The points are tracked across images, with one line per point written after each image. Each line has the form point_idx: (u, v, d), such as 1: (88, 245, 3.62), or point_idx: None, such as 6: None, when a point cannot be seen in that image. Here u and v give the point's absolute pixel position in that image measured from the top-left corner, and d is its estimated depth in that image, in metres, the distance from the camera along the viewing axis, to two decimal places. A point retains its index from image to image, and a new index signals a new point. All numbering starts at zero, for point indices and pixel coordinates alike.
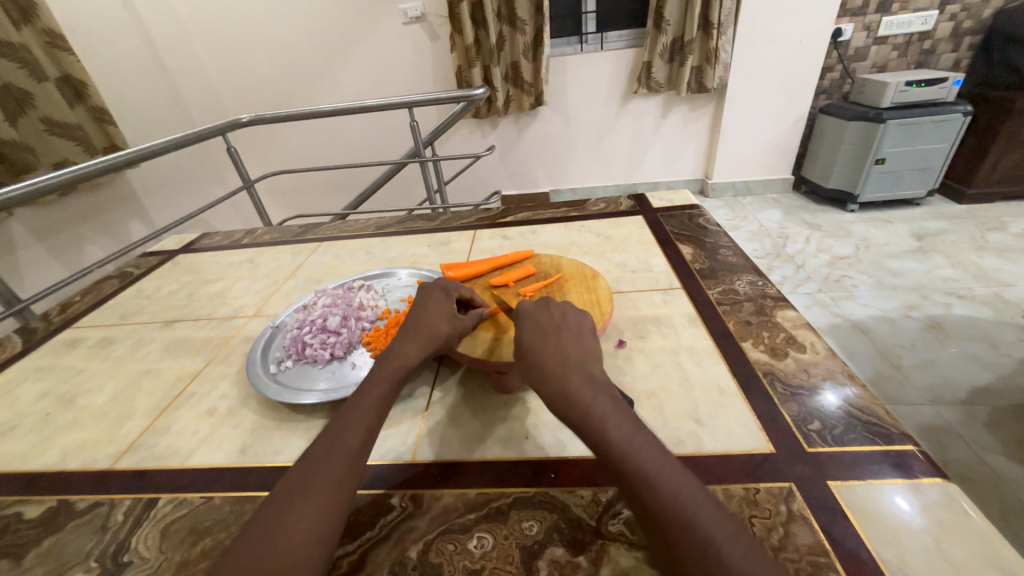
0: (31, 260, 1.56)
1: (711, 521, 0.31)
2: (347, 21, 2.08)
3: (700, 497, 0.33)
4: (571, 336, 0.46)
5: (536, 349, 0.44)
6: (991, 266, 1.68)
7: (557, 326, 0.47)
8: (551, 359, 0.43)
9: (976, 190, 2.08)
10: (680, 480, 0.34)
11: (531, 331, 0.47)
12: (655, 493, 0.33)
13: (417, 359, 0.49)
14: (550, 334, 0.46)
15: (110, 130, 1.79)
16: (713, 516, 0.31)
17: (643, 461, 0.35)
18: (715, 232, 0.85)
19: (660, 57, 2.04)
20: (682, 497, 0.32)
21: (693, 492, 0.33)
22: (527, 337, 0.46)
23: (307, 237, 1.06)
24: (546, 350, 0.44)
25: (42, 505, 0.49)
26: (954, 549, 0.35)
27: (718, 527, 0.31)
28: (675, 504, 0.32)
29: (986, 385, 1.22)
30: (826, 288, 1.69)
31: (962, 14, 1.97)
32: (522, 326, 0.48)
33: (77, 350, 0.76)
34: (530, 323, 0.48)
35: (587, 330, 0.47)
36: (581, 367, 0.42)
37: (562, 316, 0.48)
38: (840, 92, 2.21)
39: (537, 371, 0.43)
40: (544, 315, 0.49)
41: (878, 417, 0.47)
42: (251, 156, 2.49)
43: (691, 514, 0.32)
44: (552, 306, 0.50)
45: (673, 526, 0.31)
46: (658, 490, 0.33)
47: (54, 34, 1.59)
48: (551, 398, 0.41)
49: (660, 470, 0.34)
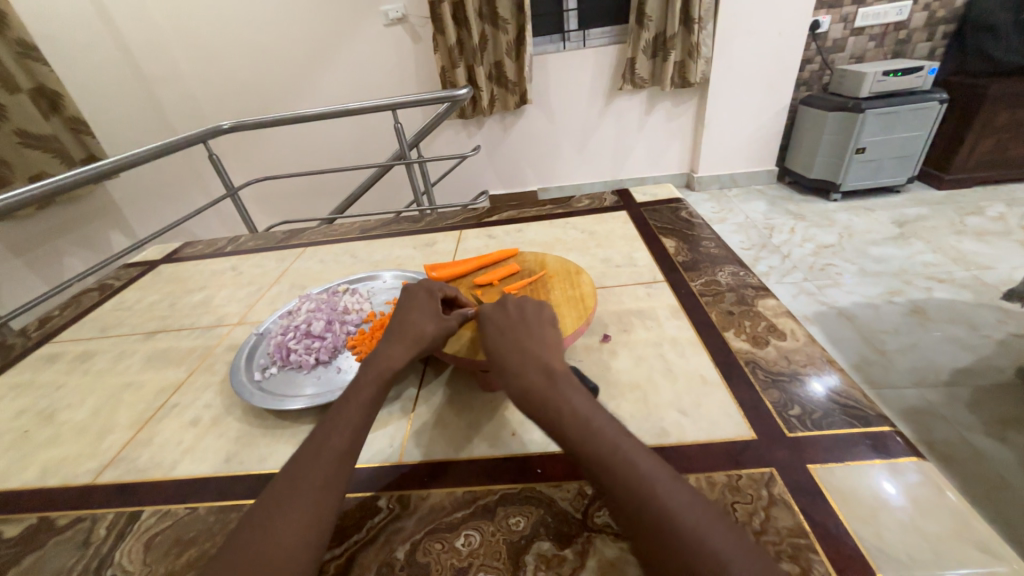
0: (9, 275, 1.53)
1: (673, 499, 0.32)
2: (327, 24, 2.06)
3: (663, 476, 0.33)
4: (530, 330, 0.47)
5: (498, 347, 0.45)
6: (970, 250, 1.72)
7: (514, 322, 0.48)
8: (516, 358, 0.43)
9: (954, 176, 2.12)
10: (643, 460, 0.34)
11: (492, 331, 0.47)
12: (617, 475, 0.33)
13: (404, 360, 0.49)
14: (508, 332, 0.47)
15: (88, 140, 1.76)
16: (680, 496, 0.32)
17: (602, 445, 0.35)
18: (698, 224, 0.86)
19: (643, 53, 2.06)
20: (644, 476, 0.33)
21: (658, 473, 0.33)
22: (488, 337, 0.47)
23: (292, 242, 1.05)
24: (506, 348, 0.45)
25: (21, 523, 0.49)
26: (930, 525, 0.36)
27: (682, 504, 0.31)
28: (637, 485, 0.32)
29: (968, 366, 1.24)
30: (811, 277, 1.71)
31: (935, 3, 2.01)
32: (483, 327, 0.49)
33: (56, 365, 0.75)
34: (490, 323, 0.49)
35: (547, 321, 0.48)
36: (539, 359, 0.43)
37: (520, 312, 0.49)
38: (819, 83, 2.24)
39: (500, 369, 0.44)
40: (502, 313, 0.49)
41: (857, 401, 0.48)
42: (235, 163, 2.46)
43: (652, 492, 0.32)
44: (510, 304, 0.51)
45: (635, 507, 0.32)
46: (618, 472, 0.33)
47: (26, 45, 1.56)
48: (513, 395, 0.41)
49: (621, 452, 0.35)
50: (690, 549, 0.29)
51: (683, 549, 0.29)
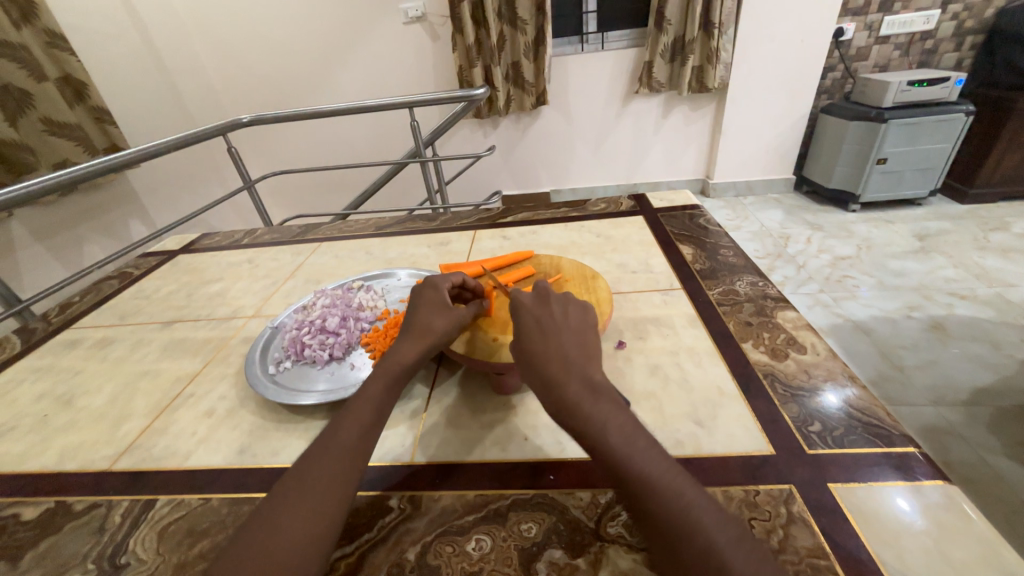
0: (32, 260, 1.57)
1: (714, 528, 0.31)
2: (347, 21, 2.08)
3: (704, 503, 0.32)
4: (571, 336, 0.45)
5: (537, 351, 0.44)
6: (994, 266, 1.67)
7: (555, 326, 0.46)
8: (553, 361, 0.43)
9: (978, 190, 2.07)
10: (685, 486, 0.34)
11: (531, 333, 0.46)
12: (658, 499, 0.33)
13: (416, 357, 0.49)
14: (547, 336, 0.45)
15: (110, 130, 1.79)
16: (718, 523, 0.31)
17: (645, 467, 0.34)
18: (716, 232, 0.85)
19: (661, 57, 2.04)
20: (686, 502, 0.32)
21: (697, 497, 0.33)
22: (526, 339, 0.45)
23: (307, 237, 1.06)
24: (546, 353, 0.44)
25: (39, 506, 0.49)
26: (956, 552, 0.35)
27: (721, 533, 0.31)
28: (668, 503, 0.32)
29: (988, 386, 1.21)
30: (827, 288, 1.68)
31: (964, 13, 1.96)
32: (522, 327, 0.47)
33: (76, 351, 0.76)
34: (529, 323, 0.47)
35: (588, 327, 0.47)
36: (581, 370, 0.42)
37: (563, 313, 0.48)
38: (841, 91, 2.20)
39: (540, 376, 0.42)
40: (544, 312, 0.48)
41: (879, 419, 0.47)
42: (252, 156, 2.49)
43: (694, 520, 0.31)
44: (553, 302, 0.49)
45: (676, 534, 0.31)
46: (661, 498, 0.33)
47: (54, 35, 1.59)
48: (551, 405, 0.40)
49: (664, 477, 0.34)
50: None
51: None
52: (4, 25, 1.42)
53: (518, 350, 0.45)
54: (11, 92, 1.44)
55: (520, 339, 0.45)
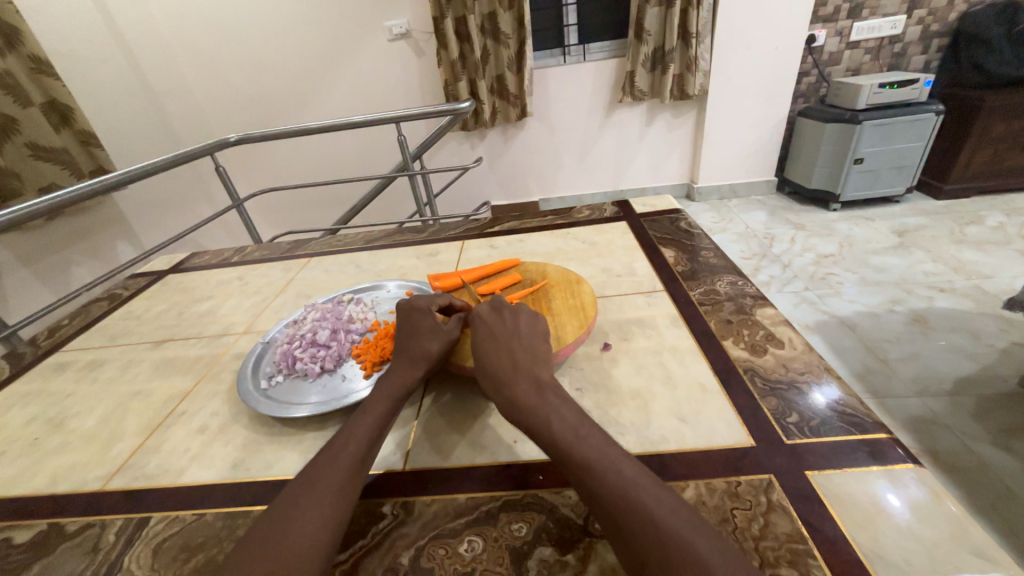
0: (17, 286, 1.55)
1: (667, 510, 0.34)
2: (333, 38, 2.11)
3: (651, 484, 0.36)
4: (521, 342, 0.50)
5: (489, 355, 0.49)
6: (971, 259, 1.73)
7: (505, 332, 0.51)
8: (504, 365, 0.47)
9: (953, 185, 2.14)
10: (632, 470, 0.37)
11: (485, 339, 0.50)
12: (603, 476, 0.36)
13: (417, 380, 0.51)
14: (500, 342, 0.50)
15: (96, 152, 1.80)
16: (665, 501, 0.34)
17: (588, 450, 0.38)
18: (698, 235, 0.87)
19: (642, 66, 2.09)
20: (628, 481, 0.36)
21: (641, 478, 0.36)
22: (482, 347, 0.50)
23: (297, 253, 1.07)
24: (497, 358, 0.48)
25: (32, 528, 0.49)
26: (928, 531, 0.37)
27: (666, 507, 0.34)
28: (622, 491, 0.35)
29: (970, 375, 1.24)
30: (812, 286, 1.72)
31: (928, 18, 2.04)
32: (477, 337, 0.51)
33: (65, 374, 0.76)
34: (482, 331, 0.51)
35: (539, 332, 0.51)
36: (530, 373, 0.46)
37: (512, 323, 0.52)
38: (816, 95, 2.27)
39: (491, 378, 0.47)
40: (498, 324, 0.52)
41: (855, 409, 0.49)
42: (240, 173, 2.49)
43: (636, 496, 0.34)
44: (505, 311, 0.53)
45: (617, 508, 0.34)
46: (602, 476, 0.36)
47: (39, 60, 1.60)
48: (502, 401, 0.45)
49: (610, 459, 0.37)
50: (679, 558, 0.31)
51: (670, 555, 0.31)
52: None
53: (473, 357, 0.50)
54: None
55: (477, 348, 0.50)
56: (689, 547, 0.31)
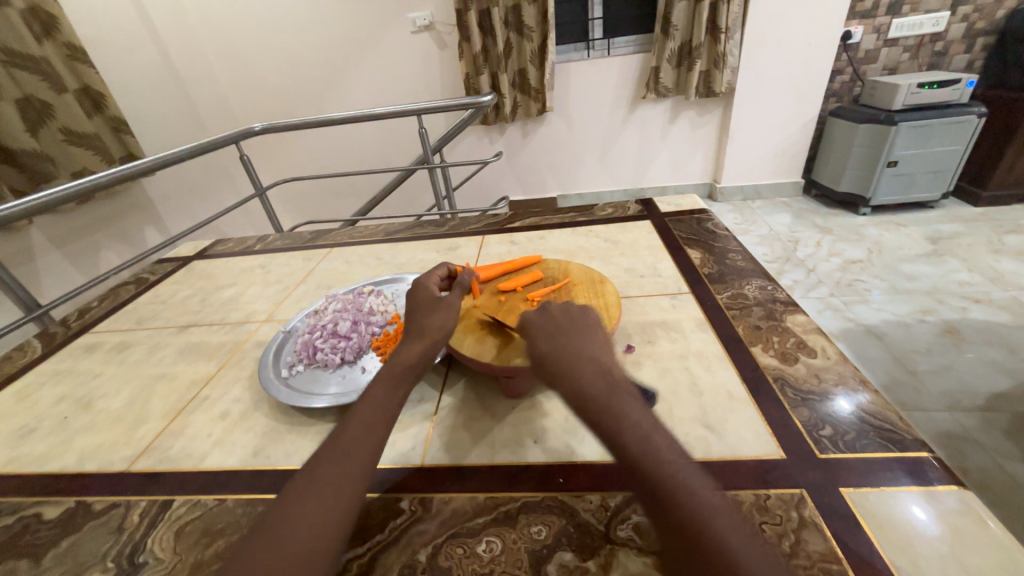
0: (50, 267, 1.60)
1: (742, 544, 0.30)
2: (357, 29, 2.11)
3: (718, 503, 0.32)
4: (583, 334, 0.46)
5: (549, 346, 0.45)
6: (1010, 270, 1.65)
7: (560, 326, 0.47)
8: (567, 355, 0.43)
9: (993, 191, 2.04)
10: (703, 487, 0.33)
11: (542, 331, 0.47)
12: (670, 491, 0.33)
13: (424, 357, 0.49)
14: (560, 334, 0.46)
15: (126, 139, 1.84)
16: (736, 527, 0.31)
17: (659, 461, 0.34)
18: (725, 236, 0.85)
19: (668, 62, 2.05)
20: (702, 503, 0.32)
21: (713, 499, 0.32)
22: (541, 337, 0.46)
23: (319, 243, 1.08)
24: (559, 348, 0.45)
25: (60, 506, 0.51)
26: (971, 558, 0.35)
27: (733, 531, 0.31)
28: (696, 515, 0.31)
29: (1006, 391, 1.19)
30: (837, 292, 1.66)
31: (974, 15, 1.94)
32: (533, 328, 0.48)
33: (94, 355, 0.78)
34: (541, 323, 0.48)
35: (596, 324, 0.48)
36: (595, 364, 0.42)
37: (563, 315, 0.49)
38: (850, 94, 2.19)
39: (555, 366, 0.43)
40: (554, 316, 0.49)
41: (892, 423, 0.47)
42: (263, 163, 2.53)
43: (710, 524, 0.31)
44: (558, 306, 0.50)
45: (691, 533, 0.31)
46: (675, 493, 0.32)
47: (74, 47, 1.64)
48: (568, 389, 0.41)
49: (682, 472, 0.34)
50: None
51: None
52: (27, 39, 1.47)
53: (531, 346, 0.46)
54: (32, 104, 1.49)
55: (534, 339, 0.47)
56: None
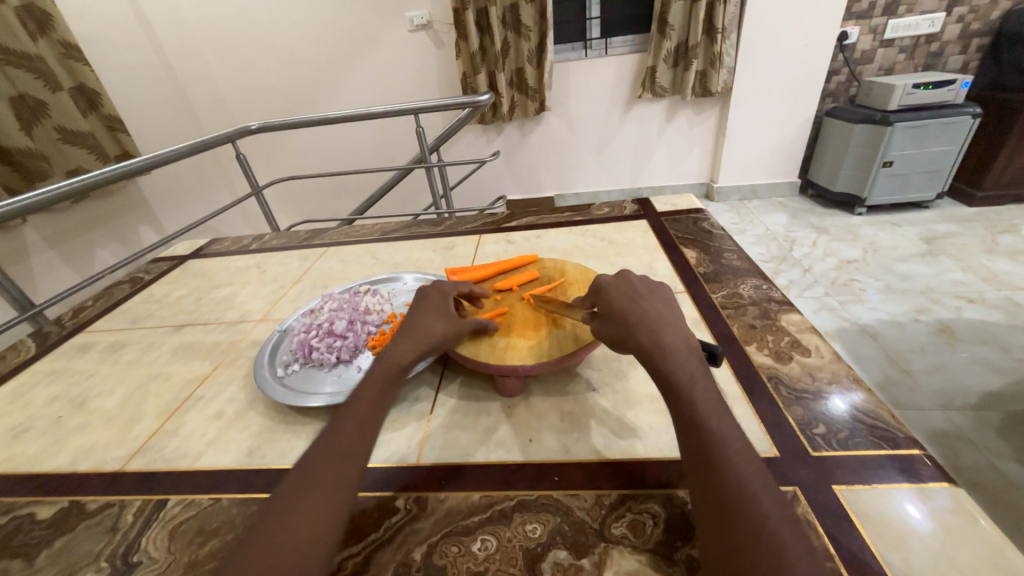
0: (44, 266, 1.59)
1: (783, 526, 0.31)
2: (354, 28, 2.11)
3: (763, 482, 0.34)
4: (660, 307, 0.47)
5: (627, 313, 0.46)
6: (1003, 269, 1.66)
7: (644, 295, 0.48)
8: (646, 321, 0.45)
9: (987, 192, 2.05)
10: (754, 474, 0.34)
11: (622, 300, 0.47)
12: (723, 465, 0.35)
13: (412, 357, 0.49)
14: (638, 302, 0.47)
15: (121, 137, 1.83)
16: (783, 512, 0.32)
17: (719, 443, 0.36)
18: (720, 236, 0.85)
19: (665, 62, 2.05)
20: (751, 487, 0.33)
21: (762, 485, 0.34)
22: (620, 302, 0.47)
23: (314, 242, 1.07)
24: (636, 316, 0.45)
25: (53, 505, 0.50)
26: (961, 554, 0.35)
27: (776, 507, 0.32)
28: (743, 496, 0.33)
29: (998, 390, 1.20)
30: (833, 292, 1.67)
31: (969, 16, 1.96)
32: (608, 294, 0.48)
33: (88, 354, 0.78)
34: (619, 290, 0.48)
35: (672, 301, 0.48)
36: (671, 334, 0.44)
37: (645, 285, 0.50)
38: (846, 94, 2.19)
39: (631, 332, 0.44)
40: (630, 287, 0.49)
41: (884, 422, 0.47)
42: (259, 161, 2.52)
43: (757, 506, 0.32)
44: (633, 277, 0.51)
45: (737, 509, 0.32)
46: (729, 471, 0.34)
47: (69, 46, 1.63)
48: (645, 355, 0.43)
49: (736, 457, 0.35)
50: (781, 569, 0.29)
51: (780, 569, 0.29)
52: (20, 36, 1.46)
53: (607, 311, 0.47)
54: (26, 102, 1.48)
55: (611, 303, 0.47)
56: (786, 553, 0.30)
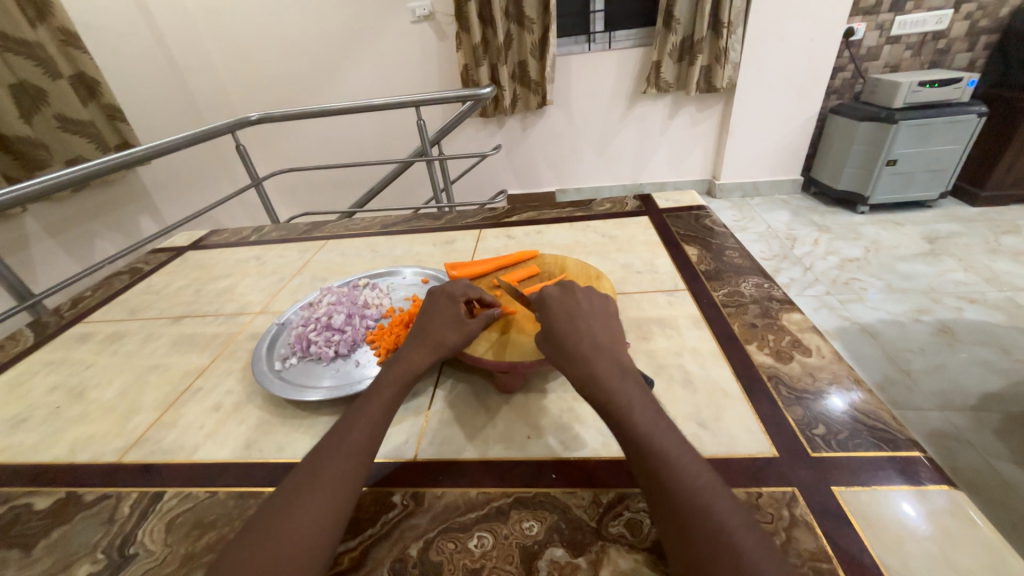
0: (43, 255, 1.59)
1: (747, 538, 0.31)
2: (355, 19, 2.09)
3: (715, 491, 0.34)
4: (599, 323, 0.48)
5: (567, 334, 0.46)
6: (1005, 270, 1.66)
7: (581, 312, 0.49)
8: (585, 341, 0.45)
9: (990, 191, 2.04)
10: (714, 485, 0.34)
11: (563, 320, 0.48)
12: (675, 479, 0.35)
13: (426, 365, 0.49)
14: (577, 321, 0.47)
15: (121, 126, 1.81)
16: (746, 522, 0.32)
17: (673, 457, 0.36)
18: (722, 233, 0.84)
19: (670, 57, 2.03)
20: (711, 499, 0.33)
21: (723, 494, 0.34)
22: (558, 324, 0.47)
23: (314, 235, 1.07)
24: (577, 337, 0.46)
25: (51, 496, 0.50)
26: (959, 556, 0.35)
27: (739, 518, 0.32)
28: (704, 507, 0.33)
29: (998, 391, 1.19)
30: (834, 290, 1.67)
31: (978, 13, 1.93)
32: (551, 312, 0.49)
33: (87, 345, 0.78)
34: (558, 309, 0.49)
35: (611, 314, 0.50)
36: (611, 354, 0.44)
37: (585, 301, 0.51)
38: (851, 92, 2.18)
39: (567, 357, 0.45)
40: (572, 303, 0.50)
41: (885, 423, 0.47)
42: (260, 152, 2.51)
43: (717, 519, 0.32)
44: (578, 293, 0.51)
45: (699, 523, 0.32)
46: (688, 484, 0.34)
47: (68, 32, 1.61)
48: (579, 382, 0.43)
49: (693, 469, 0.35)
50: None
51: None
52: (19, 22, 1.43)
53: (546, 334, 0.47)
54: (27, 90, 1.47)
55: (549, 325, 0.48)
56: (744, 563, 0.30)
